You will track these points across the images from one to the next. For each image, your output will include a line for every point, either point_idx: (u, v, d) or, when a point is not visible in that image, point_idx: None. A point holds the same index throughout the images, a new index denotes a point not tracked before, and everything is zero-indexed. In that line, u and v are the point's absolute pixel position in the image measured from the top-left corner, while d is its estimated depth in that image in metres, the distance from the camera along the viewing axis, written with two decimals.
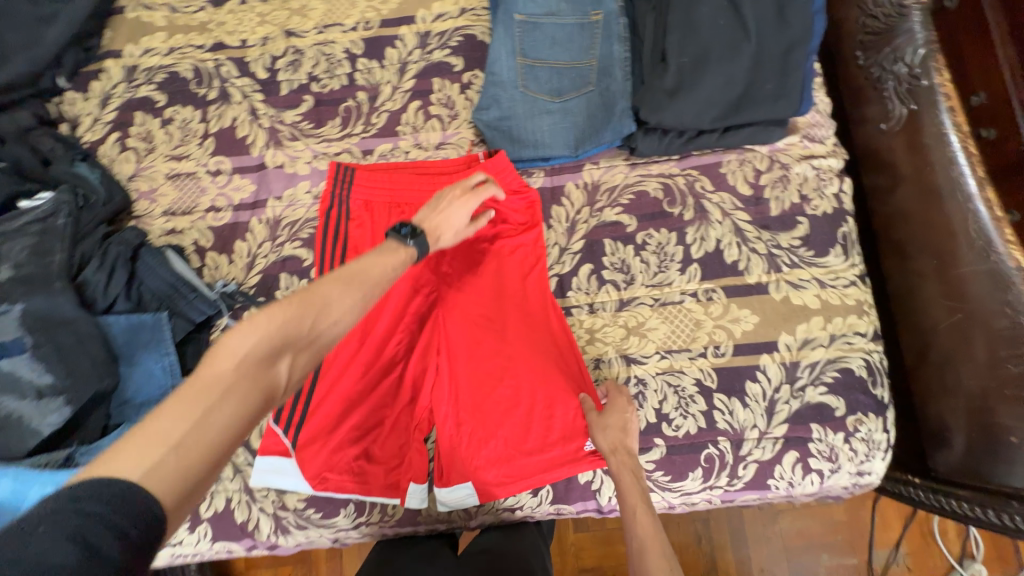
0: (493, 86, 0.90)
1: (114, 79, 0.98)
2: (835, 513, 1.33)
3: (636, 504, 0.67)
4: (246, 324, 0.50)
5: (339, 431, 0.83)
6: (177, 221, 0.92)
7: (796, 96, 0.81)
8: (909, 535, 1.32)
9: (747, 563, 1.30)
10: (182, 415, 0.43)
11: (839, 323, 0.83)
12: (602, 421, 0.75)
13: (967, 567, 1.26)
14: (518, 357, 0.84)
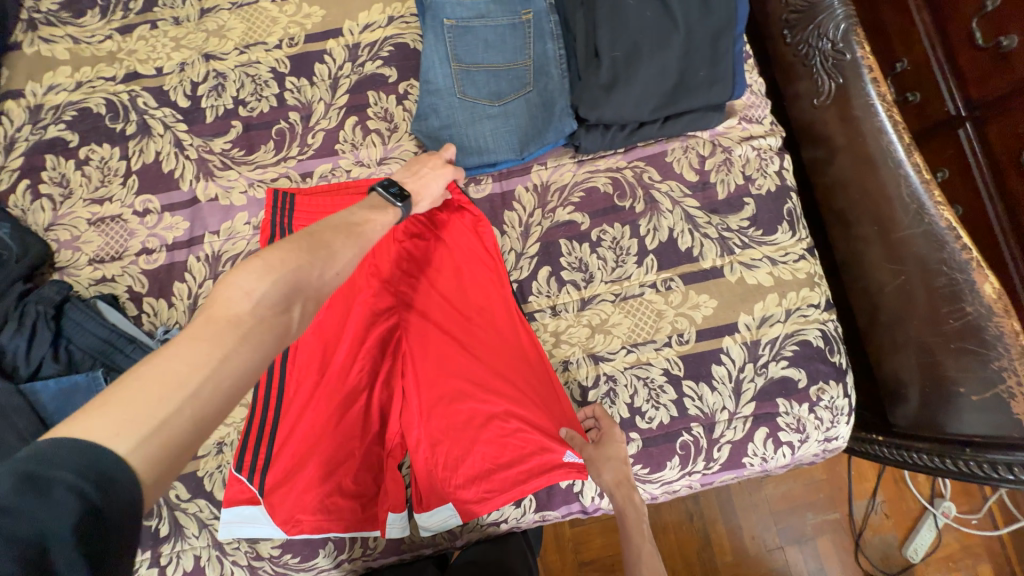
0: (430, 94, 0.87)
1: (18, 122, 0.90)
2: (814, 474, 1.38)
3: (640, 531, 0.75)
4: (258, 268, 0.52)
5: (308, 469, 0.80)
6: (107, 268, 0.86)
7: (729, 80, 0.82)
8: (883, 484, 1.38)
9: (738, 534, 1.34)
10: (206, 347, 0.46)
11: (793, 297, 0.86)
12: (601, 453, 0.76)
13: (938, 506, 1.34)
14: (488, 369, 0.84)
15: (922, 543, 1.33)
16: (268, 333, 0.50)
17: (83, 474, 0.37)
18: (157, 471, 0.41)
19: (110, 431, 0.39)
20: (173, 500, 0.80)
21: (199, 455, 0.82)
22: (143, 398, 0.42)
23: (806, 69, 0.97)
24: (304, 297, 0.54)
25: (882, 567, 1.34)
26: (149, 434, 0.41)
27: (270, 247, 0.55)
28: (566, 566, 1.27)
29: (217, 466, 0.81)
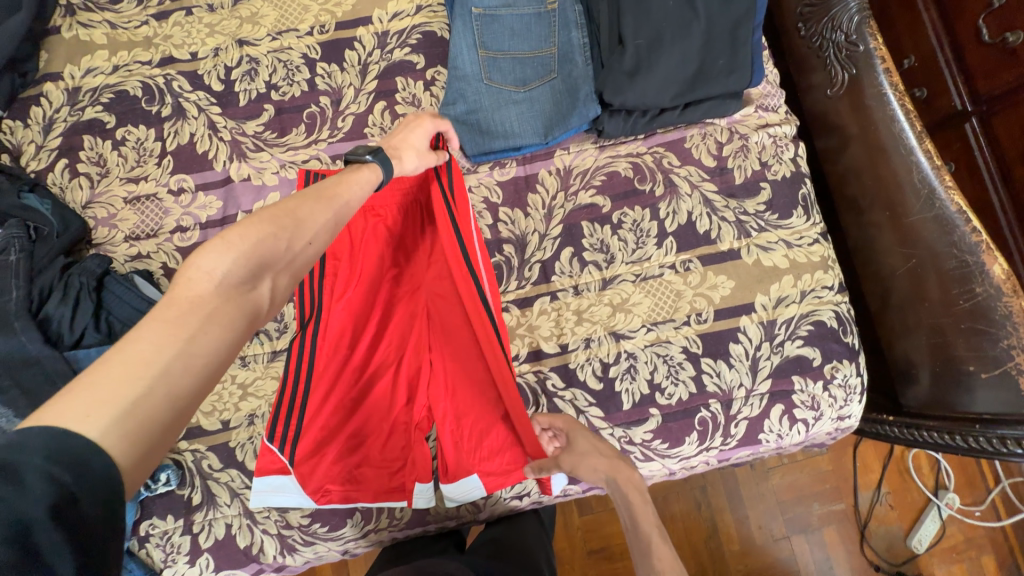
0: (457, 80, 0.90)
1: (56, 103, 0.93)
2: (820, 465, 1.40)
3: (651, 531, 0.68)
4: (219, 244, 0.47)
5: (338, 439, 0.83)
6: (142, 245, 0.88)
7: (748, 68, 0.85)
8: (888, 475, 1.40)
9: (745, 522, 1.36)
10: (172, 331, 0.42)
11: (808, 279, 0.88)
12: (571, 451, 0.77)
13: (942, 497, 1.37)
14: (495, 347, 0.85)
15: (926, 533, 1.35)
16: (239, 311, 0.47)
17: (52, 462, 0.34)
18: (134, 456, 0.38)
19: (76, 419, 0.36)
20: (206, 469, 0.82)
21: (231, 426, 0.84)
22: (109, 383, 0.38)
23: (820, 61, 1.00)
24: (275, 270, 0.51)
25: (887, 557, 1.36)
26: (116, 422, 0.37)
27: (239, 222, 0.50)
28: (576, 555, 1.29)
29: (248, 437, 0.83)
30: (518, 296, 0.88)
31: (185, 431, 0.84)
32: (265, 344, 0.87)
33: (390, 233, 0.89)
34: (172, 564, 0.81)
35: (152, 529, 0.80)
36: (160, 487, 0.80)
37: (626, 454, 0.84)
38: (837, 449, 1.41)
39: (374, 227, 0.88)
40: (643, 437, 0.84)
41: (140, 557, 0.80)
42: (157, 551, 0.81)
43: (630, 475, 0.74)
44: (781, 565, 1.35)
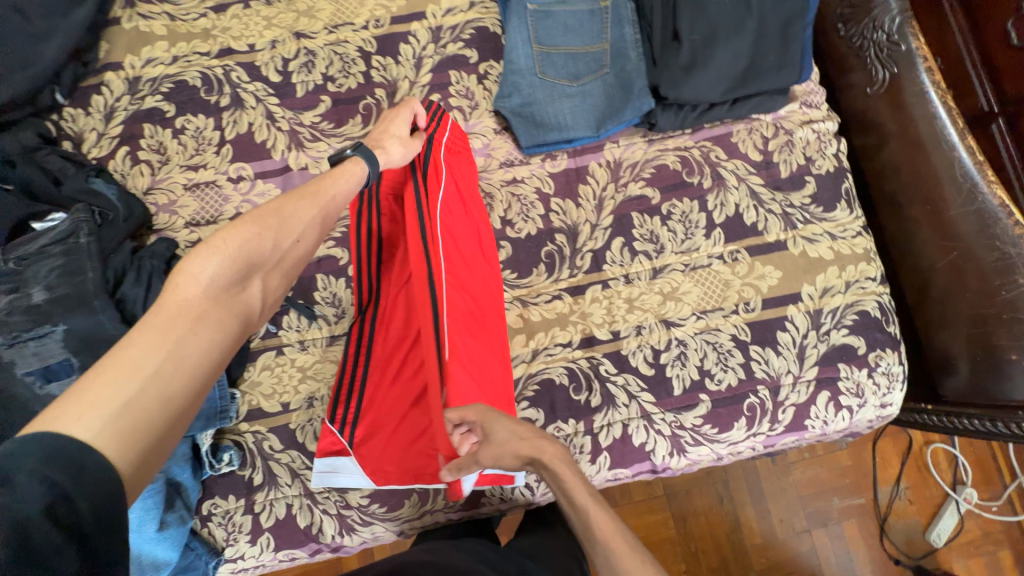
0: (513, 73, 0.93)
1: (117, 92, 0.95)
2: (841, 460, 1.42)
3: (586, 500, 0.70)
4: (205, 250, 0.53)
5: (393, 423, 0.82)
6: (202, 231, 0.90)
7: (797, 65, 0.88)
8: (907, 470, 1.42)
9: (767, 515, 1.38)
10: (166, 332, 0.47)
11: (852, 270, 0.91)
12: (492, 443, 0.68)
13: (960, 492, 1.39)
14: (489, 333, 0.80)
15: (945, 527, 1.37)
16: (225, 313, 0.52)
17: (49, 463, 0.37)
18: (127, 451, 0.41)
19: (73, 419, 0.40)
20: (267, 450, 0.84)
21: (291, 409, 0.86)
22: (103, 386, 0.43)
23: (859, 60, 1.03)
24: (259, 274, 0.57)
25: (906, 550, 1.37)
26: (111, 420, 0.41)
27: (223, 227, 0.56)
28: None
29: (308, 420, 0.85)
30: (570, 284, 0.90)
31: (246, 413, 0.85)
32: (323, 328, 0.89)
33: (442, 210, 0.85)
34: (233, 544, 0.82)
35: (215, 509, 0.82)
36: (223, 467, 0.82)
37: (677, 439, 0.86)
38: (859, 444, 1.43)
39: None
40: (693, 422, 0.86)
41: (203, 537, 0.81)
42: (219, 530, 0.82)
43: (554, 452, 0.72)
44: (802, 558, 1.36)
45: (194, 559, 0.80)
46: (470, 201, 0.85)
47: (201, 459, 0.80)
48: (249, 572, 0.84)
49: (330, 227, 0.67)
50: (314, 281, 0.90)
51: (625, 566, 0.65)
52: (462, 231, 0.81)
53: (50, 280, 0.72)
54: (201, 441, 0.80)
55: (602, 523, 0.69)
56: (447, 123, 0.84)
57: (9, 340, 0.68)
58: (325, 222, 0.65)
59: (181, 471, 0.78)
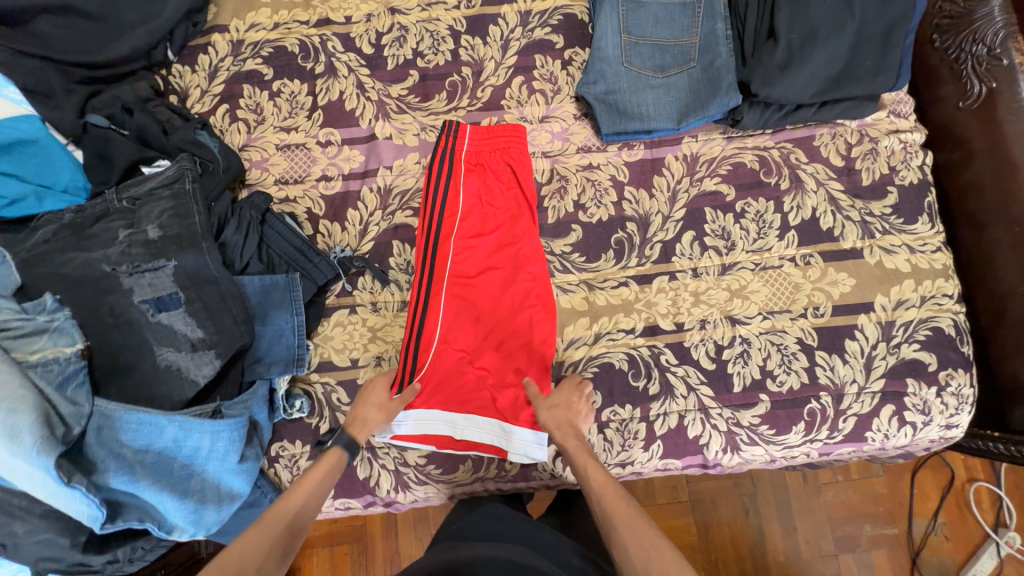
0: (599, 61, 0.94)
1: (221, 53, 1.00)
2: (875, 487, 1.33)
3: (585, 461, 0.75)
4: None
5: (439, 389, 0.86)
6: (290, 189, 0.94)
7: (894, 72, 0.87)
8: (947, 505, 1.32)
9: (792, 534, 1.32)
10: None
11: (928, 285, 0.89)
12: (546, 402, 0.82)
13: (1003, 535, 1.28)
14: (501, 316, 0.89)
15: (981, 569, 1.27)
16: None
17: None
18: None
19: None
20: (335, 402, 0.85)
21: (359, 364, 0.87)
22: None
23: (952, 72, 0.99)
24: None
25: None
26: None
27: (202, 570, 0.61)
28: None
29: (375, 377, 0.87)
30: (638, 272, 0.91)
31: (317, 364, 0.86)
32: (396, 293, 0.91)
33: (486, 200, 0.93)
34: None
35: (283, 452, 0.83)
36: (294, 413, 0.83)
37: (733, 435, 0.86)
38: (896, 474, 1.34)
39: (476, 193, 0.93)
40: (750, 421, 0.86)
41: (269, 476, 0.83)
42: (284, 473, 0.83)
43: (573, 434, 0.78)
44: None
45: (260, 496, 0.82)
46: (497, 194, 0.94)
47: (275, 402, 0.83)
48: None
49: (295, 540, 0.68)
50: (389, 248, 0.92)
51: (613, 511, 0.68)
52: (480, 227, 0.92)
53: (162, 220, 0.78)
54: (278, 386, 0.82)
55: (598, 478, 0.72)
56: (464, 135, 0.93)
57: (129, 269, 0.75)
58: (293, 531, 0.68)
59: (260, 411, 0.79)
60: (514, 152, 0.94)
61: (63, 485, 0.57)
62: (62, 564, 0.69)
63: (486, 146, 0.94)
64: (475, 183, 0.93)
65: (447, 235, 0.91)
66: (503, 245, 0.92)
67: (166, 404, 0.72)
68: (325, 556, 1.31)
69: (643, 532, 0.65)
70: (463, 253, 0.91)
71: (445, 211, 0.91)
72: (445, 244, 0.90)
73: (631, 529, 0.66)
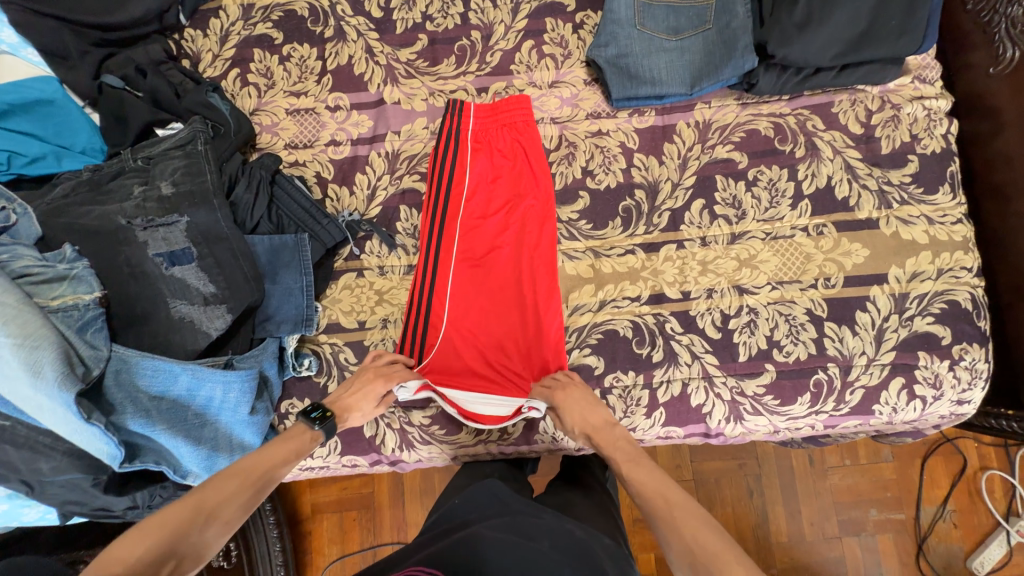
0: (611, 23, 0.92)
1: (232, 17, 1.01)
2: (883, 471, 1.31)
3: (631, 459, 0.72)
4: (140, 532, 0.55)
5: (450, 365, 0.88)
6: (300, 153, 0.95)
7: (920, 33, 0.84)
8: (957, 493, 1.29)
9: (797, 517, 1.30)
10: None
11: (946, 258, 0.86)
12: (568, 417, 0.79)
13: (1013, 524, 1.25)
14: (510, 294, 0.89)
15: (991, 557, 1.24)
16: None
17: None
18: None
19: None
20: (342, 362, 0.87)
21: (366, 327, 0.89)
22: None
23: (985, 37, 0.94)
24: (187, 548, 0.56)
25: None
26: None
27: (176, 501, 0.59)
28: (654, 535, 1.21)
29: (382, 339, 0.88)
30: (645, 240, 0.90)
31: (325, 325, 0.88)
32: (402, 257, 0.91)
33: (491, 179, 0.93)
34: None
35: (292, 409, 0.84)
36: (303, 371, 0.85)
37: (736, 405, 0.86)
38: (906, 458, 1.31)
39: (481, 173, 0.93)
40: (755, 391, 0.86)
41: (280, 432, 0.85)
42: None
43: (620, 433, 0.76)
44: (827, 564, 1.28)
45: None
46: (503, 173, 0.93)
47: (285, 359, 0.84)
48: (315, 471, 0.92)
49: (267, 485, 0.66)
50: (397, 213, 0.93)
51: (652, 504, 0.65)
52: (487, 206, 0.92)
53: (176, 178, 0.80)
54: (287, 343, 0.84)
55: (642, 482, 0.68)
56: (469, 114, 0.94)
57: (144, 223, 0.77)
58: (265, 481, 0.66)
59: (269, 366, 0.81)
60: (520, 126, 0.94)
61: (82, 420, 0.60)
62: (85, 508, 0.73)
63: (490, 125, 0.94)
64: (481, 162, 0.93)
65: (454, 214, 0.91)
66: (510, 223, 0.91)
67: (180, 353, 0.74)
68: (335, 521, 1.36)
69: (681, 524, 0.61)
70: (470, 232, 0.91)
71: (450, 191, 0.91)
72: (452, 222, 0.91)
73: (668, 523, 0.62)
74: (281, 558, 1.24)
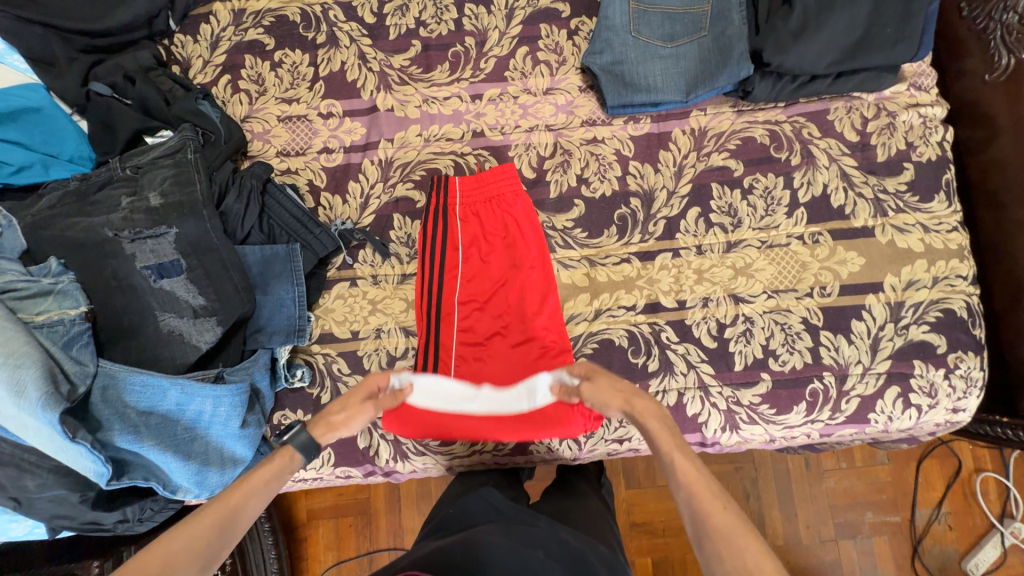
0: (606, 30, 0.91)
1: (223, 22, 0.99)
2: (878, 474, 1.31)
3: (672, 450, 0.61)
4: None
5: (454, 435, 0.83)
6: (292, 161, 0.94)
7: (916, 40, 0.83)
8: (951, 495, 1.29)
9: (792, 520, 1.30)
10: None
11: (941, 266, 0.86)
12: (592, 387, 0.72)
13: (1007, 526, 1.25)
14: (515, 365, 0.86)
15: (985, 559, 1.24)
16: None
17: None
18: None
19: None
20: (336, 372, 0.85)
21: (360, 336, 0.87)
22: None
23: (979, 44, 0.93)
24: None
25: None
26: None
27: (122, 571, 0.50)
28: (653, 540, 1.20)
29: (375, 348, 0.87)
30: (640, 249, 0.90)
31: (318, 335, 0.87)
32: (396, 266, 0.90)
33: (487, 254, 0.90)
34: None
35: (284, 420, 0.83)
36: (295, 382, 0.83)
37: (732, 414, 0.85)
38: (901, 461, 1.32)
39: (474, 248, 0.90)
40: (751, 400, 0.85)
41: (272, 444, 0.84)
42: None
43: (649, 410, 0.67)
44: (823, 568, 1.28)
45: None
46: (498, 244, 0.90)
47: (277, 371, 0.83)
48: (308, 482, 0.91)
49: (236, 524, 0.57)
50: (391, 221, 0.91)
51: (710, 516, 0.54)
52: (484, 281, 0.89)
53: (164, 188, 0.79)
54: (279, 355, 0.82)
55: (689, 474, 0.58)
56: (454, 191, 0.90)
57: (131, 235, 0.76)
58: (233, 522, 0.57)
59: (261, 378, 0.80)
60: (509, 197, 0.90)
61: (68, 439, 0.59)
62: (75, 521, 0.72)
63: (479, 194, 0.90)
64: (473, 237, 0.90)
65: (450, 292, 0.88)
66: (510, 297, 0.88)
67: (169, 367, 0.73)
68: (331, 527, 1.35)
69: (743, 550, 0.51)
70: (468, 309, 0.88)
71: (444, 271, 0.88)
72: (448, 302, 0.87)
73: (728, 545, 0.52)
74: (276, 566, 1.23)
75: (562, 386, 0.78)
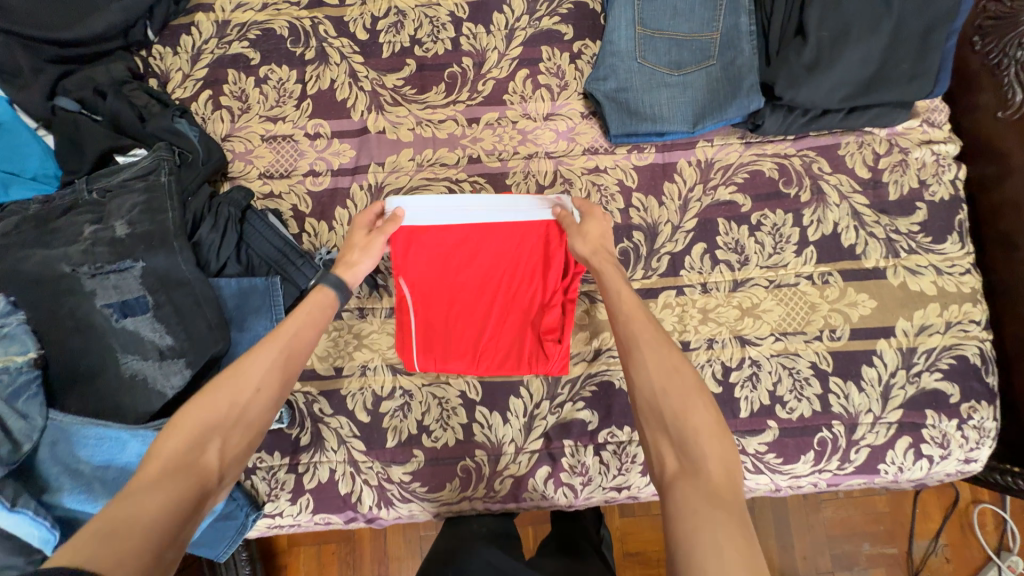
0: (611, 55, 0.87)
1: (205, 34, 0.93)
2: (876, 504, 1.27)
3: (619, 290, 0.69)
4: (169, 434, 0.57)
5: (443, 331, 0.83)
6: (275, 184, 0.88)
7: (932, 77, 0.80)
8: (948, 526, 1.26)
9: (791, 551, 1.25)
10: (145, 495, 0.50)
11: (954, 311, 0.83)
12: (581, 230, 0.77)
13: (1005, 559, 1.21)
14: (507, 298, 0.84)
15: None
16: (183, 479, 0.53)
17: None
18: None
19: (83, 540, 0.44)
20: (317, 413, 0.83)
21: (344, 374, 0.84)
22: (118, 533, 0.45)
23: (993, 80, 0.91)
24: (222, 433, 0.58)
25: None
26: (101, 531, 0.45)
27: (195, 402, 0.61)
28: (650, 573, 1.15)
29: (360, 387, 0.83)
30: (642, 286, 0.85)
31: None
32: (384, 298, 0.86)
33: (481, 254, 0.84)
34: (274, 499, 0.82)
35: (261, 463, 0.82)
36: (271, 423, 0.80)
37: None
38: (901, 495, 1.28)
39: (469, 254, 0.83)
40: (757, 448, 0.81)
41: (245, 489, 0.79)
42: (262, 484, 0.82)
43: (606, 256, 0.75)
44: None
45: (235, 509, 0.77)
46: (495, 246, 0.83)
47: None
48: (284, 529, 0.84)
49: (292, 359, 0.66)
50: None
51: (640, 335, 0.63)
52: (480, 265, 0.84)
53: (133, 216, 0.73)
54: None
55: (628, 305, 0.67)
56: None
57: (92, 271, 0.70)
58: (287, 361, 0.66)
59: None
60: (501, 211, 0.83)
61: (6, 508, 0.57)
62: None
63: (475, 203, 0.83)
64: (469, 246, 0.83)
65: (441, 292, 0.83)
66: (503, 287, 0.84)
67: (131, 415, 0.67)
68: (312, 554, 1.27)
69: (667, 357, 0.60)
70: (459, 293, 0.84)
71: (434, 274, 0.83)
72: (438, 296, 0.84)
73: (662, 362, 0.60)
74: None
75: (563, 210, 0.81)
